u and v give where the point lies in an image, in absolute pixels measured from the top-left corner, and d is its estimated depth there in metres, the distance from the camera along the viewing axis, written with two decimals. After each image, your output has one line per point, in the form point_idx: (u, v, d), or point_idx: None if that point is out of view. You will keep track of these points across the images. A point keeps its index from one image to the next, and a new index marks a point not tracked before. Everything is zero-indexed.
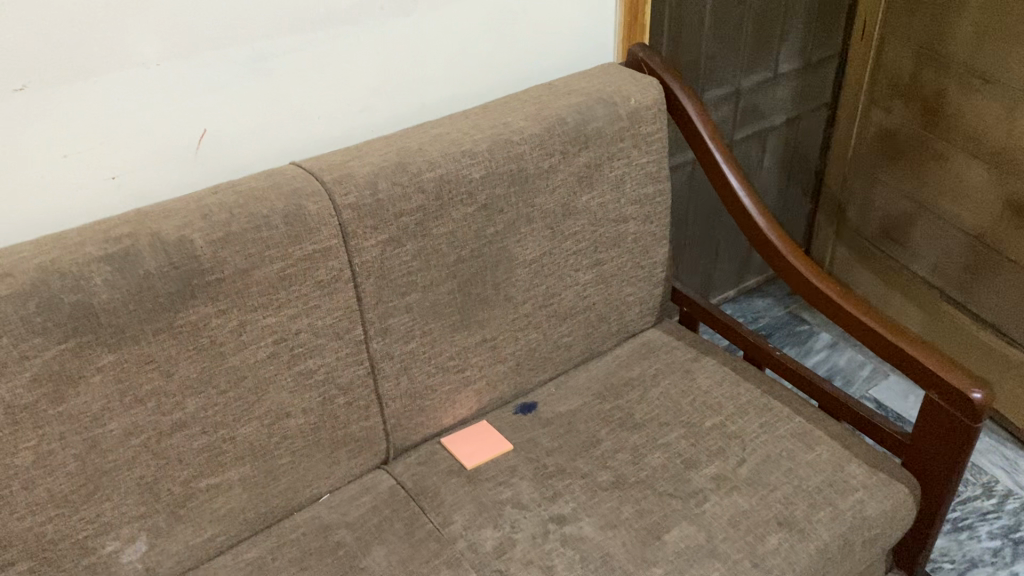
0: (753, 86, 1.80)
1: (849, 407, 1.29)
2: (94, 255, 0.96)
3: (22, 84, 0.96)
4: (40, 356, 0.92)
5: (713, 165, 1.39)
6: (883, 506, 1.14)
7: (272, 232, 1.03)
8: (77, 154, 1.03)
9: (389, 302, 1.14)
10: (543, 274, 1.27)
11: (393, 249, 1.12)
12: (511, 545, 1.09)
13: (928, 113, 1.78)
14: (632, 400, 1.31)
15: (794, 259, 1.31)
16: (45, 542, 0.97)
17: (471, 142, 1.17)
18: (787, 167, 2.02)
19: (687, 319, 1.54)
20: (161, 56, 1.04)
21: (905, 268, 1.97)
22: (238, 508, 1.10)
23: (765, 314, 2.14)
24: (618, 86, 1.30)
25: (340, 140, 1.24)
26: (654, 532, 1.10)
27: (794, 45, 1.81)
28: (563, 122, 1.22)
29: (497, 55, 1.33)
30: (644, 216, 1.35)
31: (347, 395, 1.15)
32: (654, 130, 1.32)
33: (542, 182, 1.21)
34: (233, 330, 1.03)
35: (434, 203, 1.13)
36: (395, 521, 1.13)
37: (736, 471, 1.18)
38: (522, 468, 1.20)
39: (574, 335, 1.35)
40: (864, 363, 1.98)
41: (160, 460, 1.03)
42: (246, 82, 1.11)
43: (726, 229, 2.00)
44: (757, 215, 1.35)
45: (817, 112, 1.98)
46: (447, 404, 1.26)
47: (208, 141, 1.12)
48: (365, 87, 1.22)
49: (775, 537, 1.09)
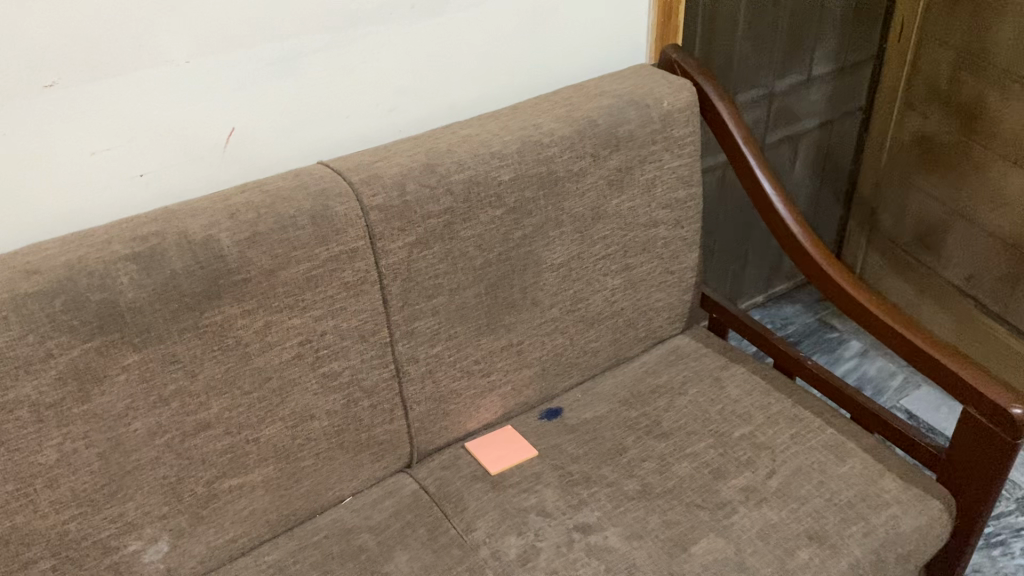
0: (787, 89, 1.77)
1: (881, 419, 1.26)
2: (121, 254, 0.95)
3: (53, 80, 0.96)
4: (66, 354, 0.92)
5: (747, 170, 1.36)
6: (917, 522, 1.11)
7: (299, 233, 1.02)
8: (105, 151, 1.03)
9: (415, 304, 1.13)
10: (571, 278, 1.25)
11: (420, 251, 1.10)
12: (535, 553, 1.07)
13: (966, 117, 1.74)
14: (660, 408, 1.29)
15: (828, 266, 1.28)
16: (67, 541, 0.97)
17: (501, 144, 1.15)
18: (819, 170, 1.99)
19: (717, 326, 1.51)
20: (190, 54, 1.03)
21: (939, 275, 1.93)
22: (261, 509, 1.10)
23: (794, 321, 2.11)
24: (650, 88, 1.28)
25: (368, 140, 1.23)
26: (681, 543, 1.07)
27: (829, 47, 1.78)
28: (594, 125, 1.20)
29: (526, 57, 1.31)
30: (675, 220, 1.33)
31: (371, 398, 1.13)
32: (686, 133, 1.29)
33: (572, 185, 1.20)
34: (258, 331, 1.02)
35: (462, 205, 1.12)
36: (417, 526, 1.12)
37: (765, 483, 1.16)
38: (547, 475, 1.18)
39: (601, 340, 1.33)
40: (896, 372, 1.95)
41: (183, 461, 1.02)
42: (274, 81, 1.10)
43: (756, 234, 1.98)
44: (792, 221, 1.32)
45: (851, 115, 1.95)
46: (471, 409, 1.24)
47: (236, 140, 1.11)
48: (393, 87, 1.20)
49: (805, 552, 1.06)
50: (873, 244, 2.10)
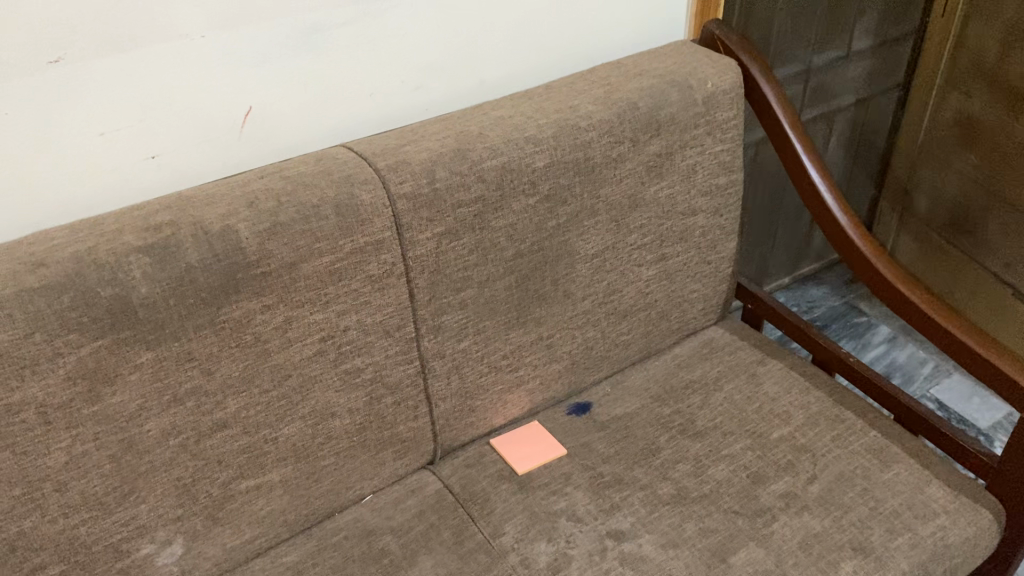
0: (825, 64, 1.69)
1: (928, 422, 1.19)
2: (133, 245, 0.89)
3: (58, 55, 0.89)
4: (75, 353, 0.86)
5: (793, 157, 1.28)
6: (966, 534, 1.06)
7: (322, 224, 0.95)
8: (115, 132, 0.96)
9: (443, 298, 1.07)
10: (605, 269, 1.18)
11: (449, 242, 1.04)
12: (566, 562, 1.02)
13: (1013, 99, 1.65)
14: (694, 405, 1.23)
15: (877, 261, 1.21)
16: (77, 546, 0.92)
17: (536, 127, 1.08)
18: (853, 148, 1.91)
19: (752, 317, 1.45)
20: (207, 28, 0.96)
21: (976, 262, 1.86)
22: (279, 510, 1.05)
23: (821, 304, 2.05)
24: (693, 67, 1.20)
25: (394, 121, 1.16)
26: (720, 554, 1.02)
27: (871, 20, 1.69)
28: (635, 108, 1.13)
29: (562, 31, 1.23)
30: (714, 208, 1.26)
31: (395, 395, 1.08)
32: (730, 116, 1.22)
33: (610, 172, 1.13)
34: (278, 327, 0.96)
35: (495, 193, 1.05)
36: (442, 529, 1.07)
37: (807, 489, 1.10)
38: (577, 477, 1.13)
39: (633, 333, 1.27)
40: (926, 360, 1.88)
41: (199, 462, 0.97)
42: (295, 58, 1.03)
43: (785, 215, 1.91)
44: (839, 212, 1.25)
45: (889, 91, 1.86)
46: (497, 405, 1.19)
47: (253, 120, 1.04)
48: (420, 63, 1.13)
49: (850, 564, 1.01)
50: (906, 225, 2.03)
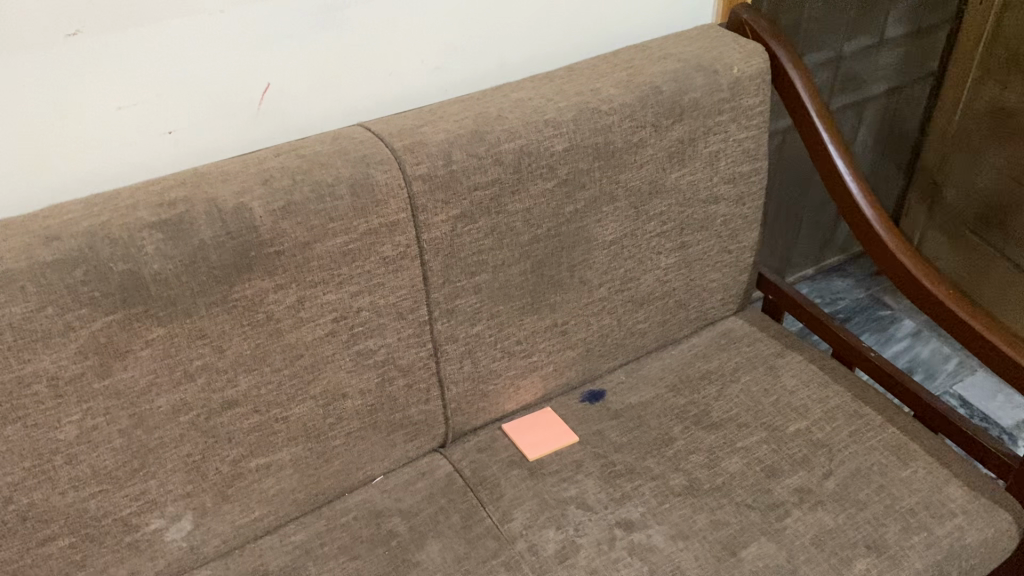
0: (856, 51, 1.65)
1: (949, 421, 1.17)
2: (147, 221, 0.88)
3: (75, 28, 0.88)
4: (86, 327, 0.86)
5: (820, 146, 1.26)
6: (984, 535, 1.04)
7: (336, 203, 0.94)
8: (131, 106, 0.96)
9: (457, 281, 1.06)
10: (623, 256, 1.17)
11: (465, 225, 1.03)
12: (574, 550, 1.01)
13: None
14: (710, 396, 1.22)
15: (904, 256, 1.18)
16: (87, 518, 0.93)
17: (555, 110, 1.06)
18: (883, 138, 1.87)
19: (773, 309, 1.42)
20: (225, 3, 0.95)
21: (1006, 257, 1.82)
22: (289, 488, 1.05)
23: (844, 296, 2.01)
24: (719, 52, 1.17)
25: (412, 102, 1.14)
26: (730, 547, 1.01)
27: (905, 7, 1.65)
28: (658, 92, 1.10)
29: (586, 12, 1.21)
30: (737, 196, 1.24)
31: (407, 377, 1.07)
32: (755, 103, 1.19)
33: (630, 157, 1.11)
34: (290, 306, 0.95)
35: (511, 176, 1.03)
36: (451, 513, 1.06)
37: (822, 485, 1.09)
38: (589, 464, 1.12)
39: (649, 321, 1.26)
40: (950, 355, 1.85)
41: (209, 439, 0.97)
42: (315, 36, 1.02)
43: (811, 205, 1.87)
44: (865, 204, 1.22)
45: (922, 81, 1.82)
46: (510, 390, 1.18)
47: (271, 98, 1.03)
48: (441, 43, 1.11)
49: (863, 562, 0.99)
50: (934, 218, 1.98)
